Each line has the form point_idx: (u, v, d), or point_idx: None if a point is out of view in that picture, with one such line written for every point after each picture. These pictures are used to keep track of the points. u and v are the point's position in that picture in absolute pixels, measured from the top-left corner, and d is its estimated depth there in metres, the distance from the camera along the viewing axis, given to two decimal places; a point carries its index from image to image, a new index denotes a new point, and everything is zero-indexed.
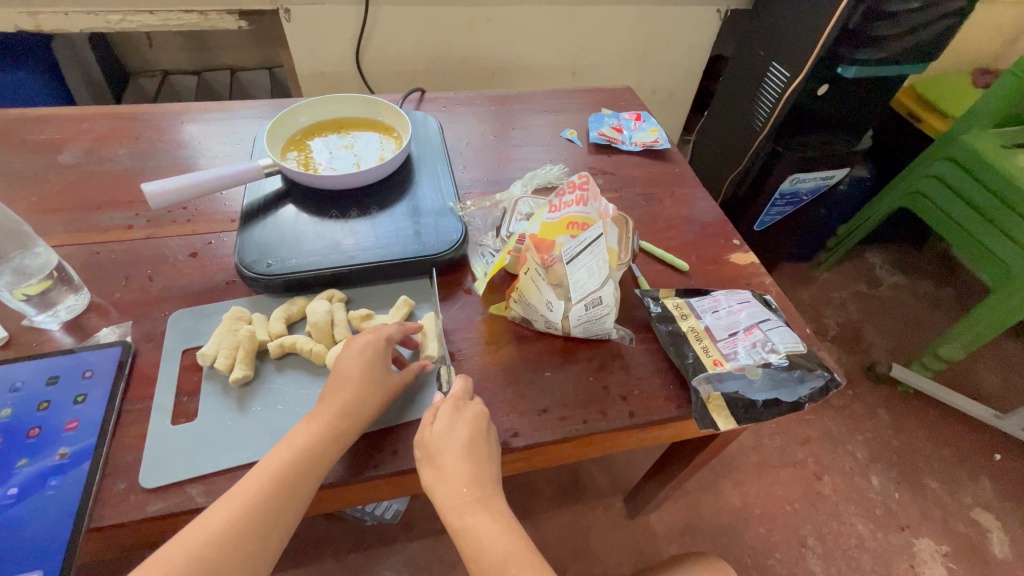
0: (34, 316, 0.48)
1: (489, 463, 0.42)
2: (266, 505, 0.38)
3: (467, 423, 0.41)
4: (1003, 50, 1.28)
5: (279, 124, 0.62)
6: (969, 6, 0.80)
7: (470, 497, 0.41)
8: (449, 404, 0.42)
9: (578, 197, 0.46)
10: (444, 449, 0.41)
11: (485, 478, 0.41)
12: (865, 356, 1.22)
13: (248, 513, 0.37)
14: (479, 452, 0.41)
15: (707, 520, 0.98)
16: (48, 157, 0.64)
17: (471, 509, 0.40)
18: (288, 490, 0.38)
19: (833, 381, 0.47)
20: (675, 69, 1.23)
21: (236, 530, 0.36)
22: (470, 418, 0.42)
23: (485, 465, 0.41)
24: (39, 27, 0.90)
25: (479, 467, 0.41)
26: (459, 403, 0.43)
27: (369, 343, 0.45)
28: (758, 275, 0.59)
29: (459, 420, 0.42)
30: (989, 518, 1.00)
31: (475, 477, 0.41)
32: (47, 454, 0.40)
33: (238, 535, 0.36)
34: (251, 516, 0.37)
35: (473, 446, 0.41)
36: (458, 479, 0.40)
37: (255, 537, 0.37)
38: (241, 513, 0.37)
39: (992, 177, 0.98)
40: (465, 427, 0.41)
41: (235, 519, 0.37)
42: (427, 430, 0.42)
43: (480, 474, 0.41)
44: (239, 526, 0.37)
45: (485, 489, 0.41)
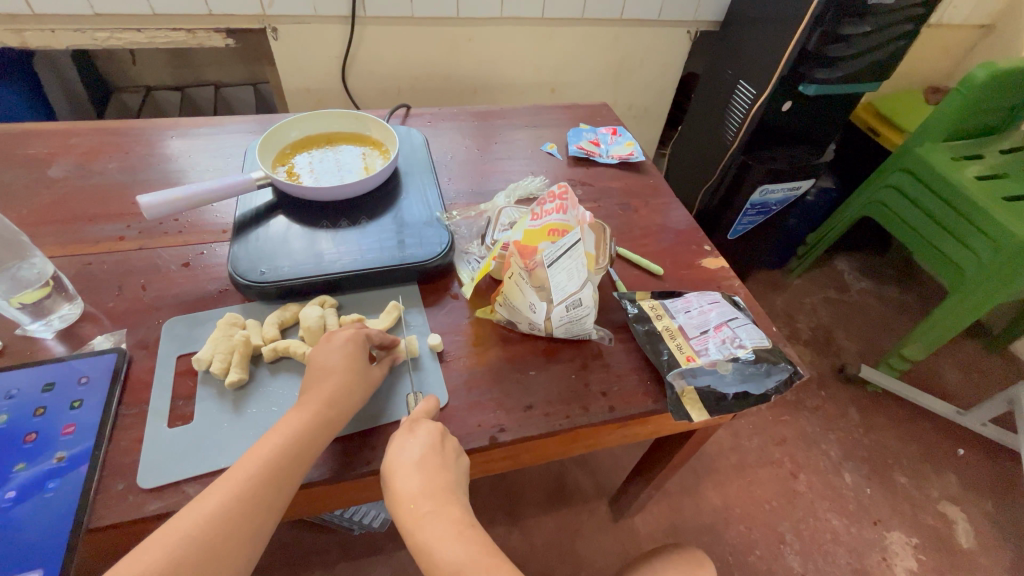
0: (29, 324, 0.49)
1: (441, 474, 0.41)
2: (243, 502, 0.38)
3: (418, 439, 0.42)
4: (951, 70, 1.38)
5: (270, 138, 0.64)
6: (916, 29, 0.87)
7: (422, 510, 0.40)
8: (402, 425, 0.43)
9: (558, 206, 0.49)
10: (397, 466, 0.42)
11: (437, 490, 0.41)
12: (835, 358, 1.27)
13: (228, 510, 0.37)
14: (431, 462, 0.42)
15: (689, 520, 1.01)
16: (37, 172, 0.65)
17: (422, 524, 0.40)
18: (266, 487, 0.39)
19: (796, 374, 0.51)
20: (650, 86, 1.29)
21: (217, 530, 0.36)
22: (423, 434, 0.43)
23: (438, 476, 0.41)
24: (23, 44, 0.90)
25: (430, 478, 0.41)
26: (413, 423, 0.44)
27: (349, 340, 0.47)
28: (728, 278, 0.63)
29: (411, 437, 0.43)
30: (955, 510, 1.05)
31: (426, 489, 0.41)
32: (45, 458, 0.41)
33: (230, 521, 0.37)
34: (242, 501, 0.38)
35: (423, 460, 0.42)
36: (410, 493, 0.41)
37: (231, 536, 0.37)
38: (221, 509, 0.37)
39: (943, 188, 1.05)
40: (417, 442, 0.42)
41: (229, 504, 0.37)
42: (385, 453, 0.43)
43: (431, 484, 0.41)
44: (217, 523, 0.36)
45: (439, 501, 0.41)
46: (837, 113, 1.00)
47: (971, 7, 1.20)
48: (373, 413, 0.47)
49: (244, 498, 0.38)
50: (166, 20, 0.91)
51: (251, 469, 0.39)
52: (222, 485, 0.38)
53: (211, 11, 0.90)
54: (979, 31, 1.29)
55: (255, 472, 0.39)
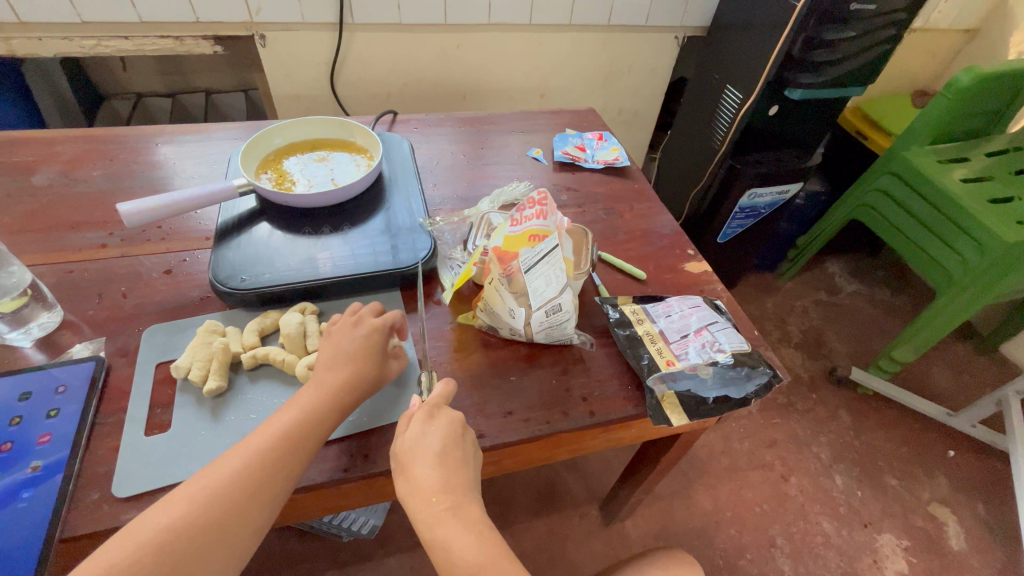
0: (7, 333, 0.49)
1: (462, 468, 0.42)
2: (235, 489, 0.39)
3: (439, 430, 0.42)
4: (937, 73, 1.39)
5: (255, 145, 0.64)
6: (899, 34, 0.88)
7: (442, 505, 0.40)
8: (422, 410, 0.43)
9: (538, 212, 0.49)
10: (418, 456, 0.41)
11: (458, 484, 0.41)
12: (826, 361, 1.28)
13: (200, 509, 0.37)
14: (452, 456, 0.42)
15: (681, 524, 1.01)
16: (20, 179, 0.65)
17: (442, 519, 0.40)
18: (240, 488, 0.39)
19: (776, 378, 0.51)
20: (639, 90, 1.30)
21: (187, 530, 0.37)
22: (444, 425, 0.43)
23: (459, 470, 0.42)
24: (11, 52, 0.91)
25: (450, 472, 0.41)
26: (432, 410, 0.43)
27: (372, 329, 0.48)
28: (711, 282, 0.64)
29: (431, 427, 0.42)
30: (946, 512, 1.05)
31: (446, 484, 0.41)
32: (19, 468, 0.41)
33: (202, 521, 0.37)
34: (216, 502, 0.38)
35: (444, 453, 0.41)
36: (430, 486, 0.40)
37: (219, 522, 0.38)
38: (191, 508, 0.37)
39: (930, 190, 1.06)
40: (438, 433, 0.42)
41: (201, 504, 0.38)
42: (398, 439, 0.42)
43: (451, 479, 0.41)
44: (186, 524, 0.37)
45: (458, 496, 0.41)
46: (824, 116, 1.01)
47: (955, 13, 1.21)
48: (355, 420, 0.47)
49: (219, 498, 0.38)
50: (154, 27, 0.91)
51: (231, 469, 0.39)
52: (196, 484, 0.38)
53: (199, 18, 0.90)
54: (964, 36, 1.30)
55: (231, 470, 0.39)
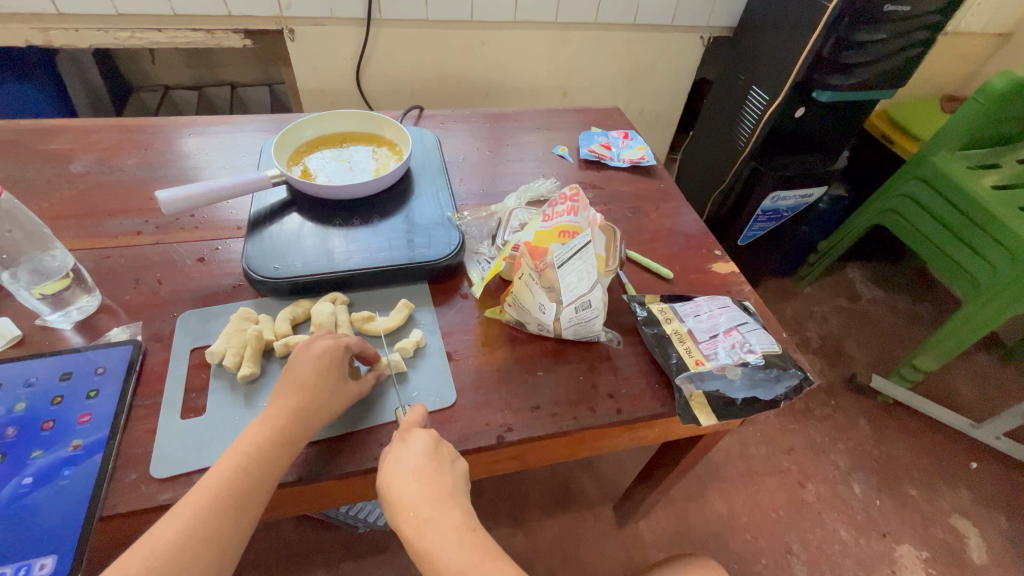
0: (48, 316, 0.50)
1: (438, 478, 0.41)
2: (212, 519, 0.38)
3: (412, 448, 0.42)
4: (968, 77, 1.36)
5: (286, 137, 0.65)
6: (931, 37, 0.87)
7: (422, 517, 0.41)
8: (396, 435, 0.43)
9: (569, 208, 0.49)
10: (394, 475, 0.41)
11: (436, 495, 0.41)
12: (846, 367, 1.26)
13: (189, 536, 0.37)
14: (429, 470, 0.41)
15: (695, 528, 1.00)
16: (59, 167, 0.66)
17: (423, 531, 0.40)
18: (225, 512, 0.38)
19: (807, 380, 0.51)
20: (662, 91, 1.29)
21: (179, 555, 0.36)
22: (417, 442, 0.42)
23: (436, 480, 0.41)
24: (49, 43, 0.93)
25: (427, 485, 0.41)
26: (406, 431, 0.43)
27: (327, 347, 0.46)
28: (738, 283, 0.63)
29: (406, 446, 0.42)
30: (967, 525, 1.03)
31: (424, 496, 0.41)
32: (61, 446, 0.42)
33: (192, 548, 0.37)
34: (204, 527, 0.37)
35: (421, 468, 0.41)
36: (408, 501, 0.41)
37: (205, 556, 0.37)
38: (181, 537, 0.37)
39: (959, 197, 1.04)
40: (412, 451, 0.42)
41: (190, 529, 0.37)
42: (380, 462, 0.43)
43: (430, 491, 0.41)
44: (179, 551, 0.36)
45: (438, 505, 0.41)
46: (852, 119, 1.00)
47: (990, 15, 1.18)
48: (356, 417, 0.47)
49: (204, 525, 0.37)
50: (187, 20, 0.93)
51: (211, 493, 0.38)
52: (180, 512, 0.38)
53: (231, 12, 0.92)
54: (996, 40, 1.27)
55: (213, 494, 0.38)
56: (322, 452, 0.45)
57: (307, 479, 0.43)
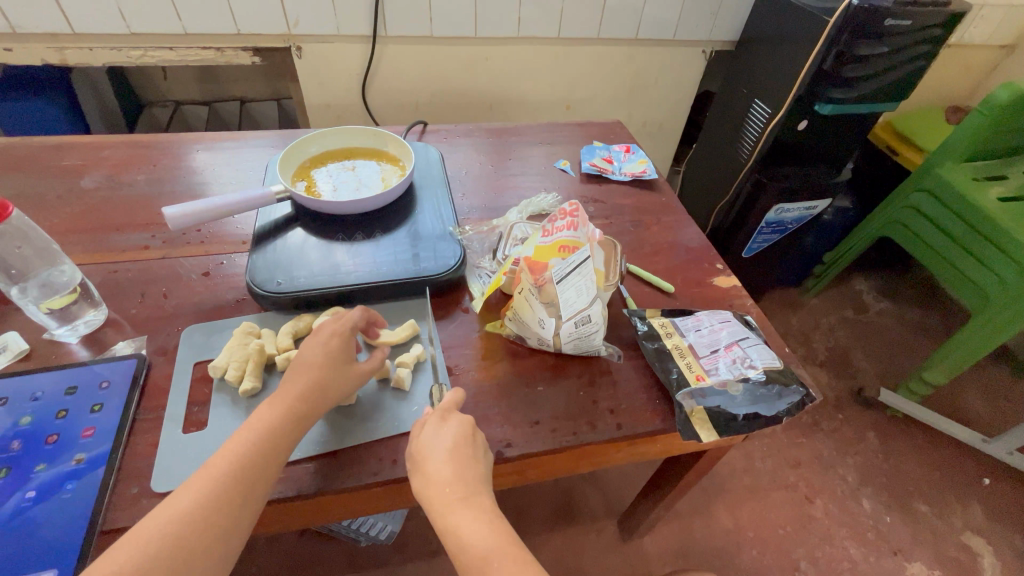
0: (55, 329, 0.51)
1: (473, 462, 0.42)
2: (219, 496, 0.38)
3: (451, 430, 0.43)
4: (973, 89, 1.36)
5: (291, 154, 0.66)
6: (932, 51, 0.87)
7: (454, 496, 0.41)
8: (435, 413, 0.44)
9: (568, 223, 0.49)
10: (431, 453, 0.42)
11: (470, 478, 0.41)
12: (853, 380, 1.25)
13: (200, 507, 0.38)
14: (463, 453, 0.42)
15: (701, 543, 0.98)
16: (70, 182, 0.68)
17: (454, 508, 0.40)
18: (231, 492, 0.39)
19: (808, 396, 0.50)
20: (665, 103, 1.30)
21: (189, 526, 0.37)
22: (455, 426, 0.43)
23: (471, 465, 0.42)
24: (63, 61, 0.95)
25: (462, 468, 0.41)
26: (445, 413, 0.44)
27: (334, 333, 0.47)
28: (740, 297, 0.63)
29: (444, 427, 0.43)
30: (980, 542, 1.01)
31: (458, 477, 0.41)
32: (65, 459, 0.42)
33: (202, 519, 0.37)
34: (214, 499, 0.38)
35: (456, 450, 0.42)
36: (442, 479, 0.41)
37: (210, 529, 0.37)
38: (193, 506, 0.37)
39: (966, 209, 1.03)
40: (450, 433, 0.42)
41: (201, 501, 0.38)
42: (414, 439, 0.43)
43: (463, 472, 0.41)
44: (190, 521, 0.37)
45: (470, 488, 0.41)
46: (855, 132, 1.00)
47: (993, 28, 1.19)
48: (354, 432, 0.47)
49: (216, 497, 0.38)
50: (197, 38, 0.95)
51: (223, 467, 0.39)
52: (196, 481, 0.39)
53: (240, 30, 0.93)
54: (1001, 51, 1.27)
55: (225, 468, 0.39)
56: (322, 466, 0.45)
57: (306, 493, 0.43)
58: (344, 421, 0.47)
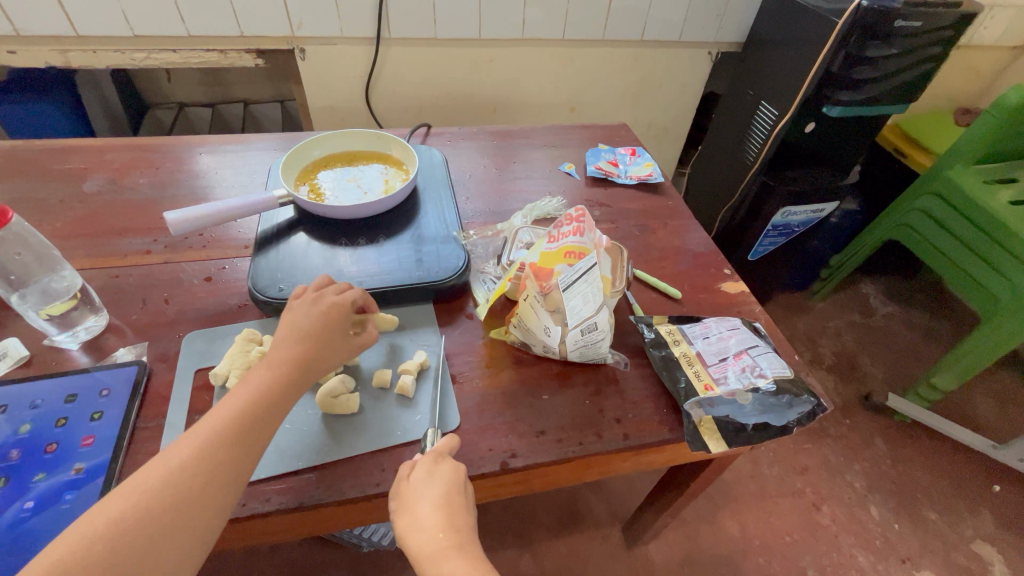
0: (56, 336, 0.51)
1: (462, 508, 0.41)
2: (187, 478, 0.37)
3: (444, 475, 0.41)
4: (982, 91, 1.35)
5: (294, 157, 0.66)
6: (943, 52, 0.86)
7: (446, 544, 0.40)
8: (428, 457, 0.42)
9: (575, 228, 0.49)
10: (422, 498, 0.41)
11: (460, 524, 0.41)
12: (860, 385, 1.23)
13: (166, 488, 0.36)
14: (455, 500, 0.41)
15: (706, 551, 0.97)
16: (72, 186, 0.67)
17: (446, 557, 0.39)
18: (199, 474, 0.37)
19: (820, 407, 0.49)
20: (670, 106, 1.29)
21: (151, 508, 0.35)
22: (448, 471, 0.42)
23: (461, 511, 0.41)
24: (67, 64, 0.95)
25: (453, 514, 0.41)
26: (437, 457, 0.43)
27: (321, 312, 0.46)
28: (748, 303, 0.62)
29: (437, 472, 0.42)
30: (990, 551, 0.99)
31: (450, 523, 0.40)
32: (64, 469, 0.42)
33: (167, 499, 0.36)
34: (181, 480, 0.37)
35: (448, 495, 0.41)
36: (435, 526, 0.40)
37: (172, 512, 0.36)
38: (159, 487, 0.36)
39: (976, 212, 1.02)
40: (443, 477, 0.41)
41: (168, 483, 0.36)
42: (402, 482, 0.42)
43: (454, 517, 0.41)
44: (154, 503, 0.35)
45: (460, 534, 0.41)
46: (863, 135, 0.99)
47: (1003, 29, 1.17)
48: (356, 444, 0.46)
49: (183, 478, 0.37)
50: (200, 40, 0.94)
51: (194, 450, 0.38)
52: (163, 462, 0.37)
53: (243, 32, 0.93)
54: (1011, 53, 1.26)
55: (195, 450, 0.38)
56: (323, 478, 0.44)
57: (309, 504, 0.42)
58: (345, 432, 0.46)
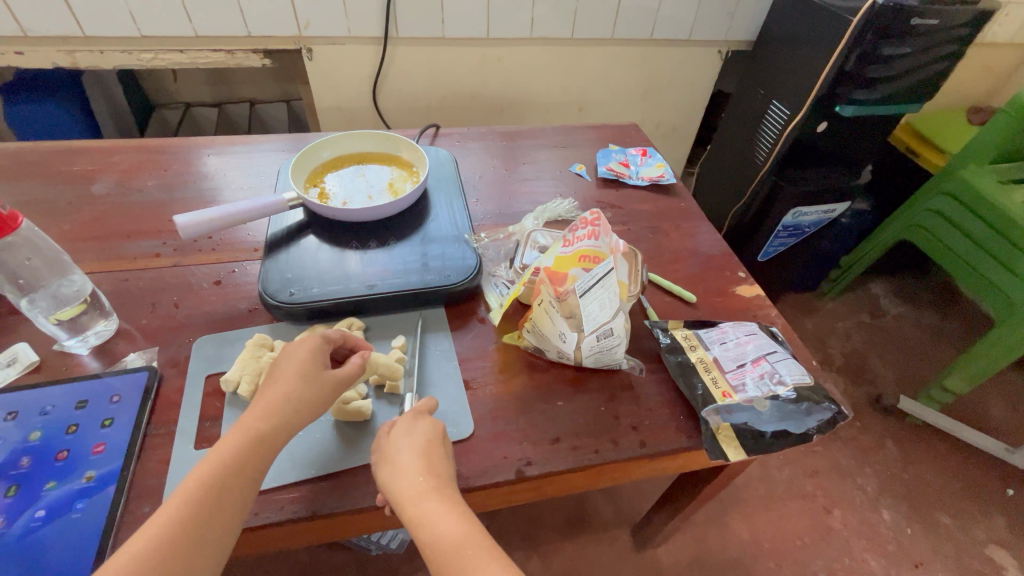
0: (65, 341, 0.50)
1: (442, 459, 0.42)
2: (225, 481, 0.37)
3: (424, 428, 0.43)
4: (996, 88, 1.33)
5: (303, 159, 0.65)
6: (959, 50, 0.85)
7: (424, 486, 0.39)
8: (408, 413, 0.44)
9: (590, 232, 0.48)
10: (401, 447, 0.41)
11: (439, 471, 0.41)
12: (871, 387, 1.22)
13: (205, 487, 0.37)
14: (434, 451, 0.42)
15: (716, 554, 0.97)
16: (81, 188, 0.67)
17: (425, 497, 0.39)
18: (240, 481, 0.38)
19: (841, 414, 0.48)
20: (679, 105, 1.28)
21: (192, 507, 0.36)
22: (427, 425, 0.43)
23: (439, 460, 0.41)
24: (74, 64, 0.94)
25: (432, 461, 0.41)
26: (417, 415, 0.44)
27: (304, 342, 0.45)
28: (764, 306, 0.61)
29: (416, 425, 0.43)
30: (1004, 555, 0.98)
31: (430, 468, 0.40)
32: (75, 477, 0.41)
33: (208, 498, 0.36)
34: (220, 481, 0.37)
35: (427, 443, 0.42)
36: (413, 470, 0.40)
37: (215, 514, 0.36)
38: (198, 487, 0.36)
39: (991, 212, 1.00)
40: (423, 429, 0.43)
41: (206, 480, 0.37)
42: (383, 438, 0.43)
43: (433, 463, 0.41)
44: (194, 503, 0.36)
45: (439, 479, 0.40)
46: (877, 134, 0.97)
47: (1018, 26, 1.15)
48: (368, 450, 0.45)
49: (222, 481, 0.37)
50: (207, 41, 0.94)
51: (230, 455, 0.38)
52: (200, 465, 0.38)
53: (250, 32, 0.92)
54: None
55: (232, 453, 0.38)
56: (336, 485, 0.43)
57: (324, 513, 0.42)
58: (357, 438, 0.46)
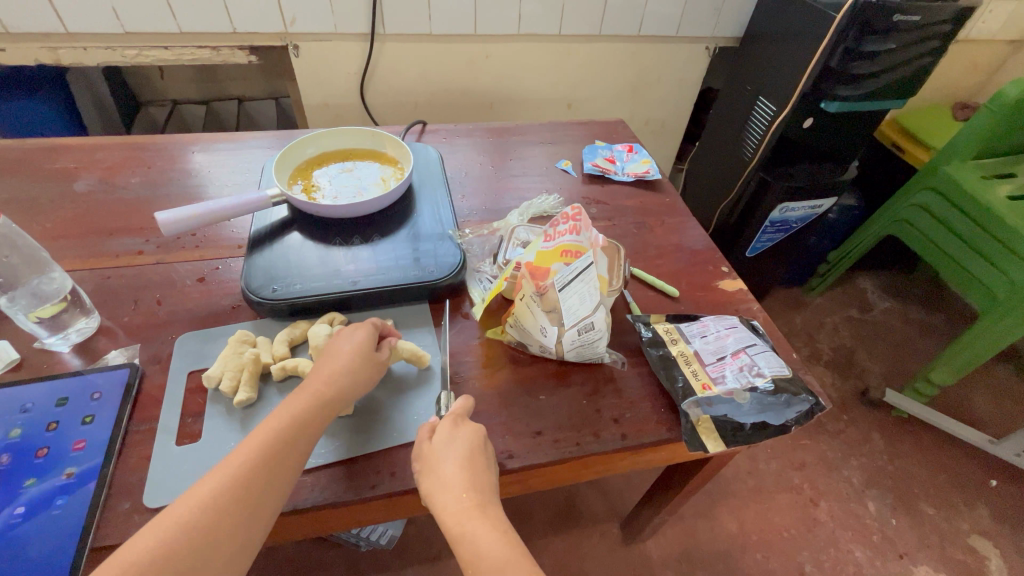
0: (46, 338, 0.50)
1: (485, 471, 0.42)
2: (239, 484, 0.38)
3: (465, 436, 0.43)
4: (981, 84, 1.34)
5: (288, 155, 0.65)
6: (941, 45, 0.85)
7: (469, 502, 0.40)
8: (448, 419, 0.44)
9: (571, 227, 0.48)
10: (445, 457, 0.42)
11: (483, 485, 0.41)
12: (858, 380, 1.23)
13: (225, 491, 0.37)
14: (478, 462, 0.42)
15: (704, 546, 0.98)
16: (63, 186, 0.66)
17: (470, 515, 0.40)
18: (251, 482, 0.38)
19: (818, 405, 0.49)
20: (667, 101, 1.28)
21: (210, 511, 0.36)
22: (469, 433, 0.43)
23: (483, 473, 0.42)
24: (58, 61, 0.94)
25: (476, 474, 0.42)
26: (457, 420, 0.44)
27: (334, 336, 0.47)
28: (746, 300, 0.62)
29: (458, 434, 0.43)
30: (986, 545, 1.00)
31: (473, 482, 0.41)
32: (54, 474, 0.41)
33: (226, 501, 0.37)
34: (237, 484, 0.38)
35: (469, 455, 0.42)
36: (457, 485, 0.41)
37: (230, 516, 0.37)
38: (219, 490, 0.37)
39: (973, 208, 1.01)
40: (465, 438, 0.43)
41: (225, 485, 0.37)
42: (424, 444, 0.43)
43: (476, 477, 0.41)
44: (213, 505, 0.37)
45: (483, 495, 0.41)
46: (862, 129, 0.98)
47: (1002, 23, 1.17)
48: (351, 444, 0.45)
49: (237, 484, 0.38)
50: (193, 37, 0.93)
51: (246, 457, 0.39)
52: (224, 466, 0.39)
53: (236, 29, 0.92)
54: (1009, 46, 1.25)
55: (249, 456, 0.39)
56: (319, 480, 0.43)
57: (304, 507, 0.42)
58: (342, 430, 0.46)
